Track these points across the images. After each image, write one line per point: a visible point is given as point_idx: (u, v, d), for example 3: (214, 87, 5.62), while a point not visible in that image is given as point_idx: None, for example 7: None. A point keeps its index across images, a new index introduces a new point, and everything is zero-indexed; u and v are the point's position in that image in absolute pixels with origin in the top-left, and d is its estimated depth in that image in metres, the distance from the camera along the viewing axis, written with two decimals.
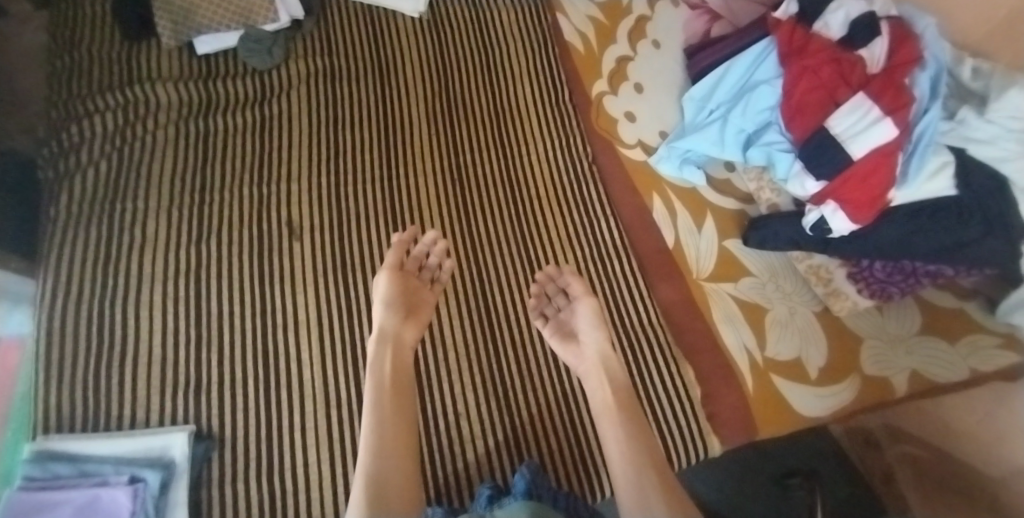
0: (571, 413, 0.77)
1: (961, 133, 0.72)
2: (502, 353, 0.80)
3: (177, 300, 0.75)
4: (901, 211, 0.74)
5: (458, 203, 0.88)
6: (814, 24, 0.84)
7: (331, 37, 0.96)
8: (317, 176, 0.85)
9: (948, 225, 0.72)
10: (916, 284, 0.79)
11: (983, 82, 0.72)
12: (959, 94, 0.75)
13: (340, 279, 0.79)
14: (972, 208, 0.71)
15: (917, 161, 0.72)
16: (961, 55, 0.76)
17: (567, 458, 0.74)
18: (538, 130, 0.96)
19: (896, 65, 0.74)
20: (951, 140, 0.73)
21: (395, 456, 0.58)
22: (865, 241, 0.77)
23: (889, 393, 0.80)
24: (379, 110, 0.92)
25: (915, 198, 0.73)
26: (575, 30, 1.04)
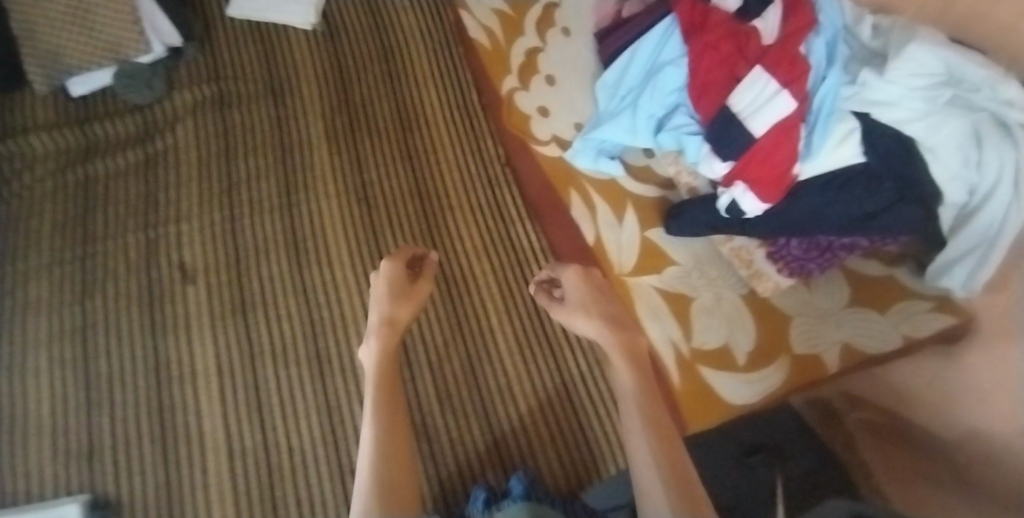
0: (498, 435, 0.74)
1: (863, 97, 0.67)
2: (421, 380, 0.76)
3: (67, 365, 0.71)
4: (811, 185, 0.71)
5: (363, 222, 0.81)
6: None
7: (216, 61, 0.90)
8: (206, 213, 0.79)
9: (857, 196, 0.69)
10: (835, 259, 0.76)
11: (882, 41, 0.68)
12: (862, 55, 0.69)
13: (240, 320, 0.74)
14: (881, 174, 0.68)
15: (820, 132, 0.68)
16: (860, 14, 0.72)
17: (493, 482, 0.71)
18: (450, 134, 0.90)
19: (790, 29, 0.70)
20: (857, 106, 0.68)
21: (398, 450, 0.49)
22: (778, 218, 0.74)
23: (822, 371, 0.78)
24: (271, 131, 0.85)
25: (822, 169, 0.71)
26: (480, 26, 0.98)
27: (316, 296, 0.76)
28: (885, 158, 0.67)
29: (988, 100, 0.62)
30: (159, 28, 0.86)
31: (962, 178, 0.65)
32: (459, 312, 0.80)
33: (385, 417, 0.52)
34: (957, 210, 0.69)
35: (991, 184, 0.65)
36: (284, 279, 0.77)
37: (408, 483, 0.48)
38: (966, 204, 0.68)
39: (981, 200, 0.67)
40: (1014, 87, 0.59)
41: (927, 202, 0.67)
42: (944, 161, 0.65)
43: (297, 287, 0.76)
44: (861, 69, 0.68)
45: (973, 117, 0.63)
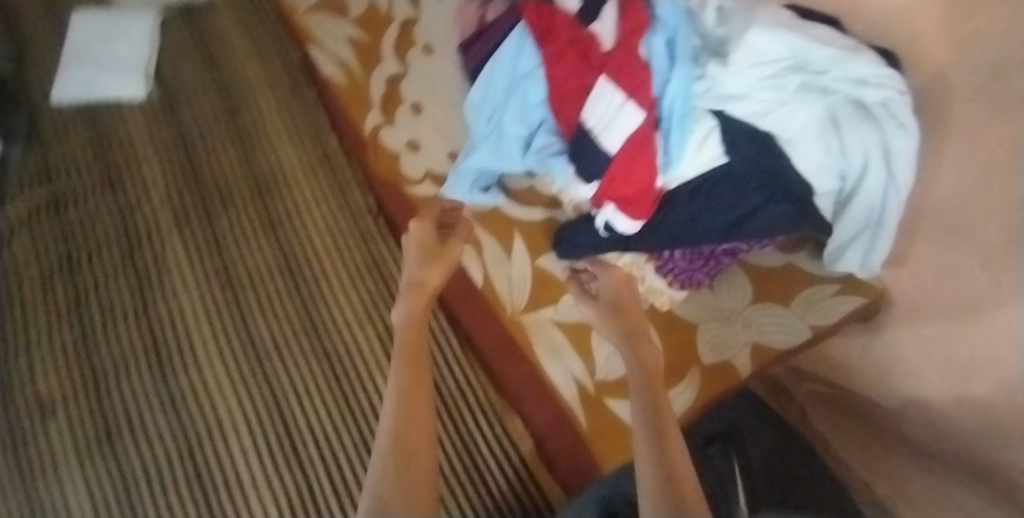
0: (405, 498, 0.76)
1: (717, 91, 0.62)
2: (295, 476, 0.69)
3: None
4: (681, 193, 0.68)
5: (224, 314, 0.78)
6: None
7: (49, 162, 0.85)
8: (38, 333, 0.75)
9: (724, 201, 0.66)
10: (718, 265, 0.75)
11: (724, 29, 0.63)
12: (710, 45, 0.64)
13: (110, 446, 0.70)
14: (747, 175, 0.64)
15: (678, 138, 0.63)
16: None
17: None
18: (314, 191, 0.86)
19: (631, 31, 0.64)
20: (711, 102, 0.63)
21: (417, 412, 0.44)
22: (657, 231, 0.70)
23: (733, 377, 0.73)
24: (115, 228, 0.81)
25: (687, 177, 0.68)
26: (333, 61, 0.90)
27: (191, 406, 0.73)
28: (745, 157, 0.62)
29: (841, 79, 0.57)
30: None
31: (829, 167, 0.60)
32: (336, 388, 0.74)
33: (407, 388, 0.48)
34: (834, 197, 0.63)
35: (860, 168, 0.60)
36: (138, 392, 0.73)
37: (426, 465, 0.39)
38: (842, 190, 0.63)
39: (855, 183, 0.61)
40: (864, 63, 0.54)
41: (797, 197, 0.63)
42: (807, 153, 0.60)
43: (145, 402, 0.72)
44: (707, 61, 0.62)
45: (827, 101, 0.58)
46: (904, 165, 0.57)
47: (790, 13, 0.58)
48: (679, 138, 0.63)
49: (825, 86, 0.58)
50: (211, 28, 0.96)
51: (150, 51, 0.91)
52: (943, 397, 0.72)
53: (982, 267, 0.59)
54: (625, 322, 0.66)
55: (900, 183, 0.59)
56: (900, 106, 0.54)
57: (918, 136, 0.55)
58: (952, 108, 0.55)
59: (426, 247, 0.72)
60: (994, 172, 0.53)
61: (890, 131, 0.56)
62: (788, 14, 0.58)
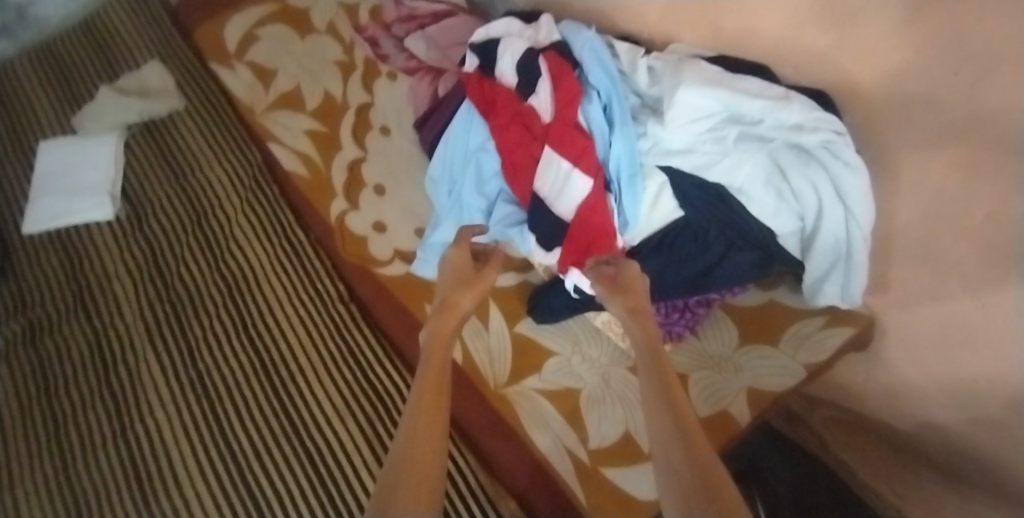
0: None
1: (661, 147, 0.61)
2: None
3: None
4: (644, 247, 0.66)
5: (204, 425, 0.77)
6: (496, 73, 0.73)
7: (28, 296, 0.87)
8: (20, 468, 0.75)
9: (688, 254, 0.65)
10: (697, 316, 0.74)
11: (657, 88, 0.62)
12: (648, 104, 0.65)
13: None
14: (702, 226, 0.64)
15: (631, 197, 0.63)
16: (635, 55, 0.66)
17: None
18: (285, 287, 0.86)
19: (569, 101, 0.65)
20: (658, 158, 0.62)
21: (429, 426, 0.49)
22: None
23: (735, 429, 0.67)
24: (94, 350, 0.82)
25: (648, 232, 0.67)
26: (294, 154, 0.92)
27: None
28: (699, 208, 0.62)
29: (776, 127, 0.55)
30: None
31: (784, 210, 0.58)
32: (320, 490, 0.70)
33: (427, 404, 0.51)
34: (799, 237, 0.60)
35: (816, 208, 0.57)
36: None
37: (433, 454, 0.45)
38: (804, 230, 0.60)
39: (814, 222, 0.58)
40: (795, 111, 0.52)
41: (759, 244, 0.63)
42: (758, 199, 0.59)
43: None
44: (645, 120, 0.63)
45: (767, 148, 0.57)
46: (860, 200, 0.53)
47: (715, 68, 0.57)
48: (632, 197, 0.63)
49: (763, 135, 0.56)
50: (174, 141, 0.99)
51: (115, 170, 0.95)
52: (954, 422, 0.66)
53: (959, 284, 0.56)
54: (635, 308, 0.59)
55: (859, 217, 0.55)
56: (841, 147, 0.52)
57: (867, 173, 0.52)
58: (892, 131, 0.54)
59: (461, 272, 0.72)
60: (952, 186, 0.51)
61: (838, 171, 0.53)
62: (715, 68, 0.57)
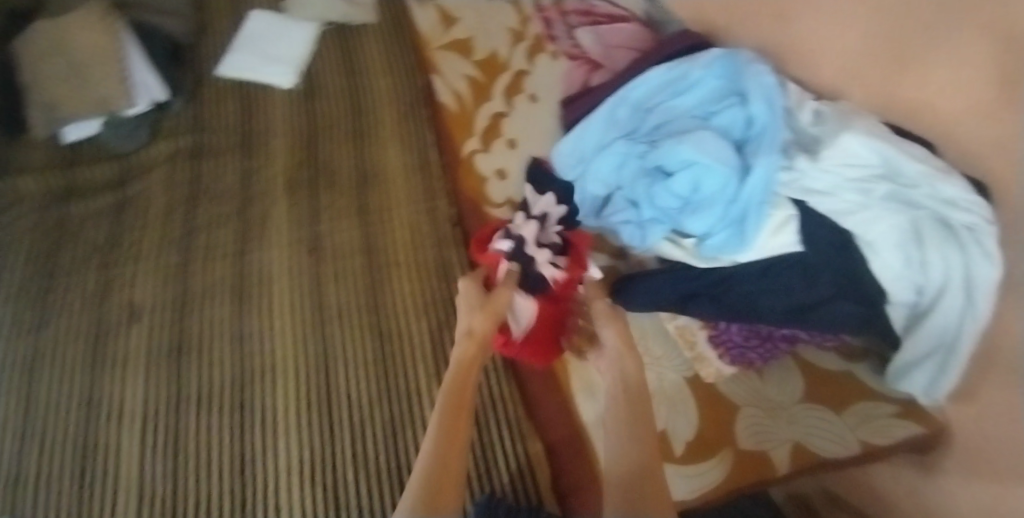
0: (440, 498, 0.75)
1: (801, 184, 0.64)
2: (335, 435, 0.72)
3: (4, 391, 0.73)
4: (750, 270, 0.67)
5: (309, 273, 0.86)
6: (678, 69, 0.78)
7: (201, 118, 0.99)
8: (141, 246, 0.84)
9: (788, 287, 0.64)
10: (774, 350, 0.73)
11: (820, 128, 0.67)
12: (804, 141, 0.67)
13: (178, 356, 0.76)
14: (818, 267, 0.62)
15: (754, 225, 0.65)
16: (804, 98, 0.72)
17: None
18: (407, 193, 0.95)
19: (704, 142, 0.66)
20: (793, 193, 0.65)
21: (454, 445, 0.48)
22: (723, 299, 0.69)
23: (769, 472, 0.70)
24: (242, 181, 0.93)
25: (761, 255, 0.67)
26: (450, 89, 1.04)
27: (257, 345, 0.78)
28: (821, 250, 0.62)
29: (929, 198, 0.57)
30: (148, 85, 0.95)
31: (906, 277, 0.58)
32: (388, 366, 0.78)
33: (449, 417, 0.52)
34: (907, 311, 0.61)
35: (938, 285, 0.57)
36: (214, 321, 0.79)
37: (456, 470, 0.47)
38: (917, 304, 0.60)
39: (931, 301, 0.58)
40: (955, 187, 0.55)
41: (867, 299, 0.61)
42: (883, 257, 0.59)
43: (218, 330, 0.79)
44: (796, 153, 0.66)
45: (912, 213, 0.57)
46: (983, 294, 0.54)
47: (887, 129, 0.62)
48: (755, 220, 0.64)
49: (913, 201, 0.58)
50: (358, 45, 1.12)
51: (304, 53, 1.08)
52: None
53: None
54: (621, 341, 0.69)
55: (978, 311, 0.55)
56: (985, 234, 0.53)
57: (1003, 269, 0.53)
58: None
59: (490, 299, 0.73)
60: None
61: (973, 257, 0.54)
62: (884, 128, 0.62)
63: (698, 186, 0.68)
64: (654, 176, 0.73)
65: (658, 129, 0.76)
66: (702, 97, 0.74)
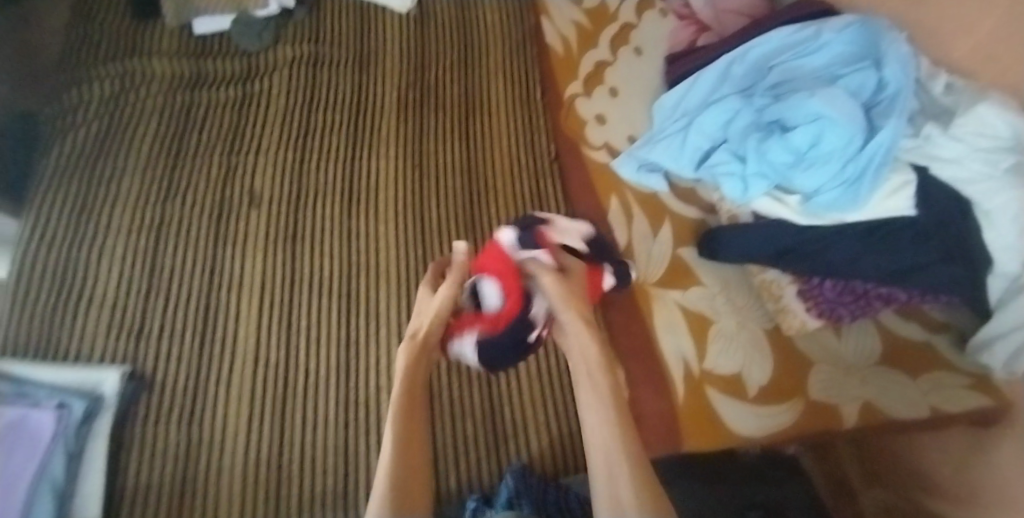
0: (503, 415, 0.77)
1: (926, 151, 0.70)
2: None
3: (137, 253, 0.80)
4: (858, 227, 0.73)
5: (415, 186, 0.91)
6: (809, 30, 0.85)
7: (319, 28, 1.03)
8: (262, 139, 0.90)
9: (905, 245, 0.70)
10: (867, 308, 0.77)
11: (953, 98, 0.71)
12: (930, 111, 0.73)
13: (292, 246, 0.84)
14: (932, 230, 0.69)
15: (871, 183, 0.70)
16: (936, 72, 0.75)
17: (474, 464, 0.73)
18: (509, 127, 0.99)
19: (834, 99, 0.72)
20: (917, 158, 0.71)
21: (412, 452, 0.52)
22: (818, 256, 0.75)
23: (835, 423, 0.76)
24: (355, 93, 0.97)
25: (872, 216, 0.72)
26: (558, 34, 1.07)
27: (366, 245, 0.85)
28: (936, 214, 0.69)
29: None
30: None
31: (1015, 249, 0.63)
32: None
33: (402, 423, 0.54)
34: (1008, 283, 0.65)
35: None
36: (327, 219, 0.86)
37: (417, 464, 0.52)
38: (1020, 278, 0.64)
39: None
40: None
41: (972, 266, 0.68)
42: (997, 226, 0.64)
43: (332, 227, 0.86)
44: (924, 123, 0.71)
45: None
46: None
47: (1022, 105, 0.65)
48: (873, 180, 0.70)
49: None
50: None
51: None
52: None
53: None
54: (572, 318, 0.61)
55: None
56: None
57: None
58: None
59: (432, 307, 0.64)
60: None
61: None
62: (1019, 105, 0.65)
63: (818, 141, 0.73)
64: (771, 129, 0.79)
65: (777, 86, 0.83)
66: (831, 59, 0.82)
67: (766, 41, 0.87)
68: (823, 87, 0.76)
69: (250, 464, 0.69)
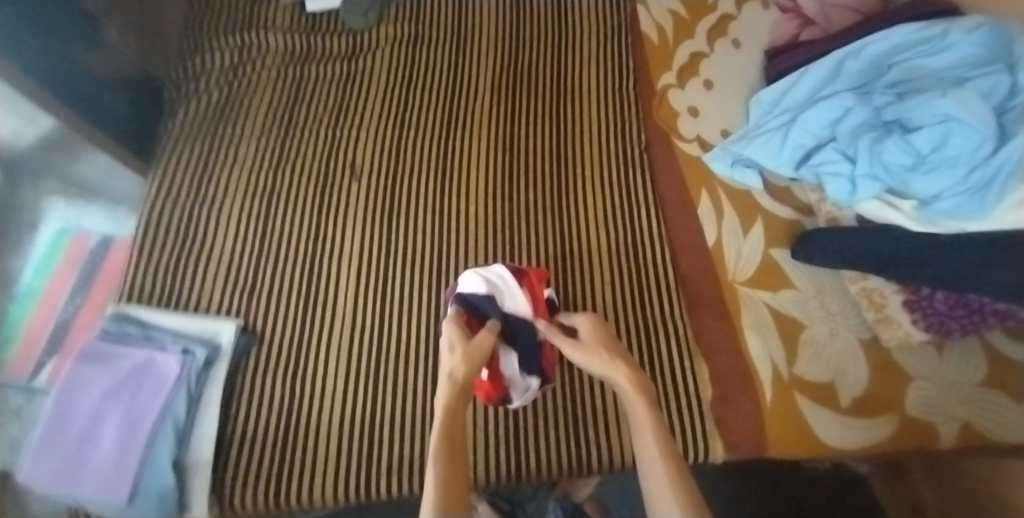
0: (578, 398, 0.80)
1: None
2: None
3: (249, 217, 0.86)
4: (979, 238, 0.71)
5: (506, 169, 0.93)
6: (936, 28, 0.82)
7: (421, 9, 1.05)
8: (364, 116, 0.95)
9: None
10: (980, 324, 0.76)
11: None
12: None
13: (388, 221, 0.87)
14: None
15: (998, 192, 0.69)
16: None
17: (562, 444, 0.77)
18: (600, 116, 0.99)
19: (971, 100, 0.70)
20: None
21: (453, 471, 0.46)
22: (930, 265, 0.74)
23: (931, 440, 0.77)
24: (453, 76, 1.00)
25: (992, 227, 0.71)
26: (654, 22, 1.05)
27: (457, 223, 0.88)
28: None
29: None
30: None
31: None
32: (581, 266, 0.88)
33: (442, 457, 0.47)
34: None
35: None
36: (423, 196, 0.89)
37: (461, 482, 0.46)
38: None
39: None
40: None
41: None
42: None
43: (426, 205, 0.89)
44: None
45: None
46: None
47: None
48: (1001, 187, 0.69)
49: None
50: None
51: None
52: None
53: None
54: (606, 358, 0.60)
55: None
56: None
57: None
58: None
59: (470, 348, 0.61)
60: None
61: None
62: None
63: (944, 144, 0.73)
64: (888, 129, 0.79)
65: (896, 85, 0.81)
66: (956, 59, 0.78)
67: (886, 38, 0.85)
68: (953, 88, 0.74)
69: (348, 421, 0.75)
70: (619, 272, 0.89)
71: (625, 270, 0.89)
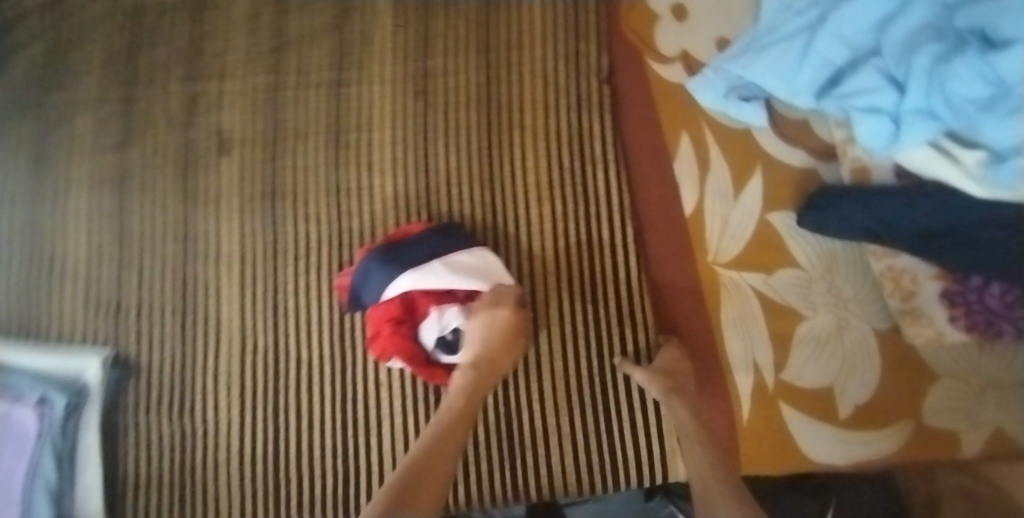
0: (513, 418, 0.66)
1: None
2: None
3: (104, 214, 0.69)
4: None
5: (416, 121, 0.70)
6: None
7: None
8: (227, 59, 0.72)
9: None
10: None
11: None
12: None
13: (268, 206, 0.69)
14: None
15: None
16: None
17: (495, 474, 0.65)
18: (543, 27, 0.73)
19: None
20: None
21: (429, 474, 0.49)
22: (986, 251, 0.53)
23: (950, 453, 0.61)
24: None
25: None
26: None
27: (355, 203, 0.69)
28: None
29: None
30: None
31: None
32: (518, 251, 0.68)
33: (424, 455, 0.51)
34: None
35: None
36: (311, 169, 0.70)
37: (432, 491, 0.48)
38: None
39: None
40: None
41: None
42: None
43: (313, 180, 0.69)
44: None
45: None
46: None
47: None
48: None
49: None
50: None
51: None
52: None
53: None
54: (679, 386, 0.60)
55: None
56: None
57: None
58: None
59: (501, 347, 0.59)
60: None
61: None
62: None
63: None
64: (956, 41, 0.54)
65: None
66: None
67: None
68: None
69: (247, 458, 0.65)
70: (569, 253, 0.68)
71: (574, 250, 0.68)
